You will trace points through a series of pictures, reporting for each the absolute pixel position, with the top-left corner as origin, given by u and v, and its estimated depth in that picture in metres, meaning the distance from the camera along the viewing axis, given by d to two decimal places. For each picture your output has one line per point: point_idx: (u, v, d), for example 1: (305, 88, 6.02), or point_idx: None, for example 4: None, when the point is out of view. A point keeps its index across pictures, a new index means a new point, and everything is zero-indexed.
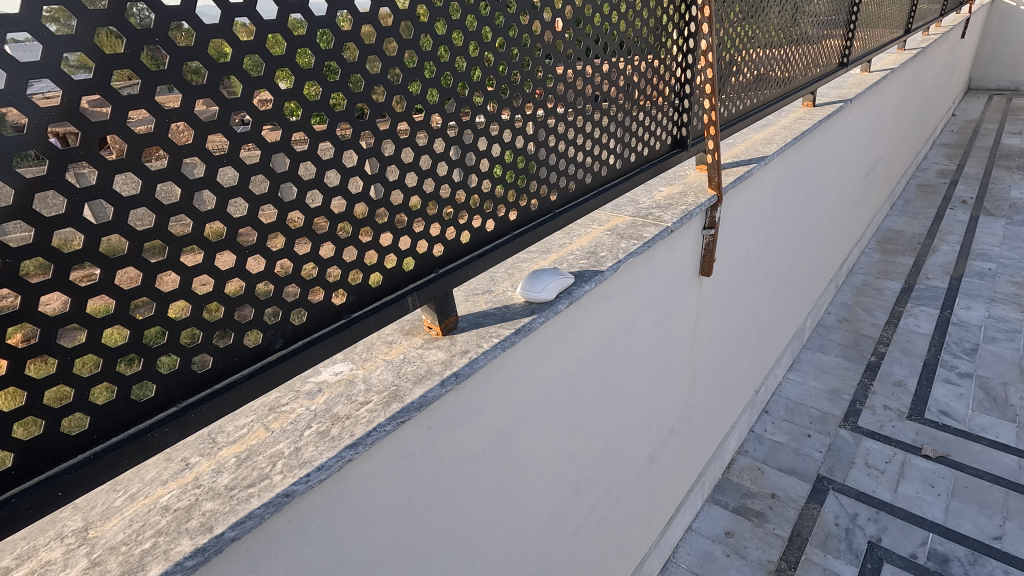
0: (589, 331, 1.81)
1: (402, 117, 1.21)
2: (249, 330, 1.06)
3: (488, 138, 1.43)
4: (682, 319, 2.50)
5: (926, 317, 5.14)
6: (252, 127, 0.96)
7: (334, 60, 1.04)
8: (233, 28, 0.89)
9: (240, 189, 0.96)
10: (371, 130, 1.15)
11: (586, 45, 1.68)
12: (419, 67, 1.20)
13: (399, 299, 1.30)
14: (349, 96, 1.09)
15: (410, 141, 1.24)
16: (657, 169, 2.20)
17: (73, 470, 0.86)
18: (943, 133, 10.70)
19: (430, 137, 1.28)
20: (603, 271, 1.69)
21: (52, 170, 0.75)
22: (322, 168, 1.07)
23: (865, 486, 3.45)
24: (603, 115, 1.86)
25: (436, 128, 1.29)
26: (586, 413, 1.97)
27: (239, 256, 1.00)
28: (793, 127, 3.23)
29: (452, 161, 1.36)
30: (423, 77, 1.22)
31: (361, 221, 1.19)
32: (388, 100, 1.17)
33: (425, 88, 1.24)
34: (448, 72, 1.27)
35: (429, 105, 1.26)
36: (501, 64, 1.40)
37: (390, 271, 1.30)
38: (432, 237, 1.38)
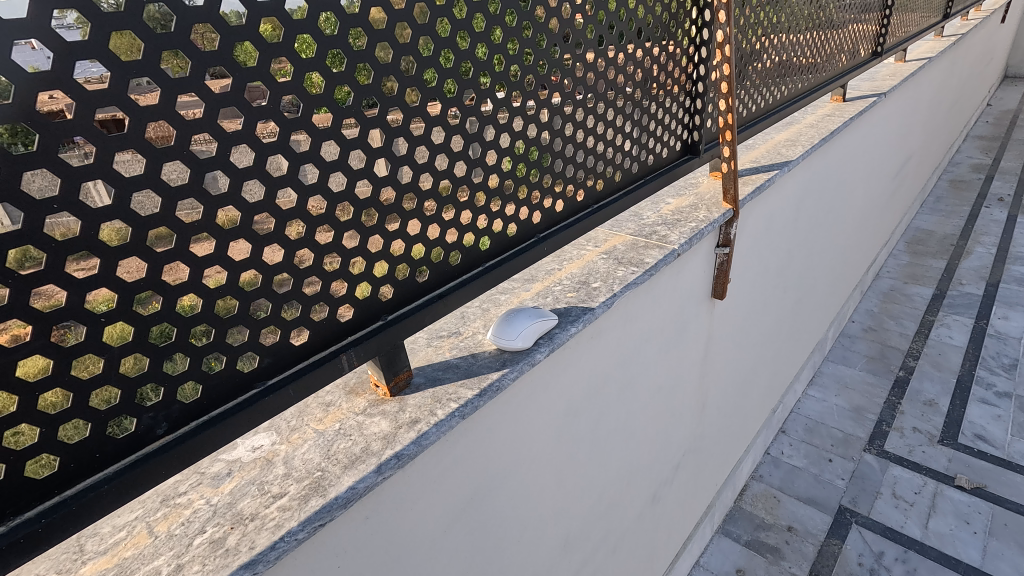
0: (579, 374, 1.55)
1: (350, 113, 0.93)
2: (117, 418, 0.77)
3: (464, 138, 1.16)
4: (692, 347, 2.21)
5: (959, 327, 4.77)
6: (103, 151, 0.66)
7: (249, 41, 0.76)
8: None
9: (88, 241, 0.67)
10: (306, 130, 0.87)
11: (597, 34, 1.44)
12: (370, 51, 0.92)
13: (331, 358, 1.02)
14: (273, 87, 0.81)
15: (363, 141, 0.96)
16: (662, 182, 1.96)
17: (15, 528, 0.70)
18: (977, 125, 10.13)
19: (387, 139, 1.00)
20: (593, 310, 1.42)
21: (44, 148, 0.62)
22: (213, 207, 0.78)
23: (892, 520, 3.16)
24: (601, 121, 1.59)
25: (393, 128, 1.01)
26: (576, 463, 1.69)
27: (91, 328, 0.70)
28: (820, 126, 2.90)
29: (417, 167, 1.08)
30: (376, 62, 0.94)
31: (276, 268, 0.89)
32: (330, 92, 0.88)
33: (380, 78, 0.95)
34: (409, 57, 0.99)
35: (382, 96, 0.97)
36: (479, 45, 1.12)
37: (320, 324, 1.01)
38: (377, 278, 1.09)
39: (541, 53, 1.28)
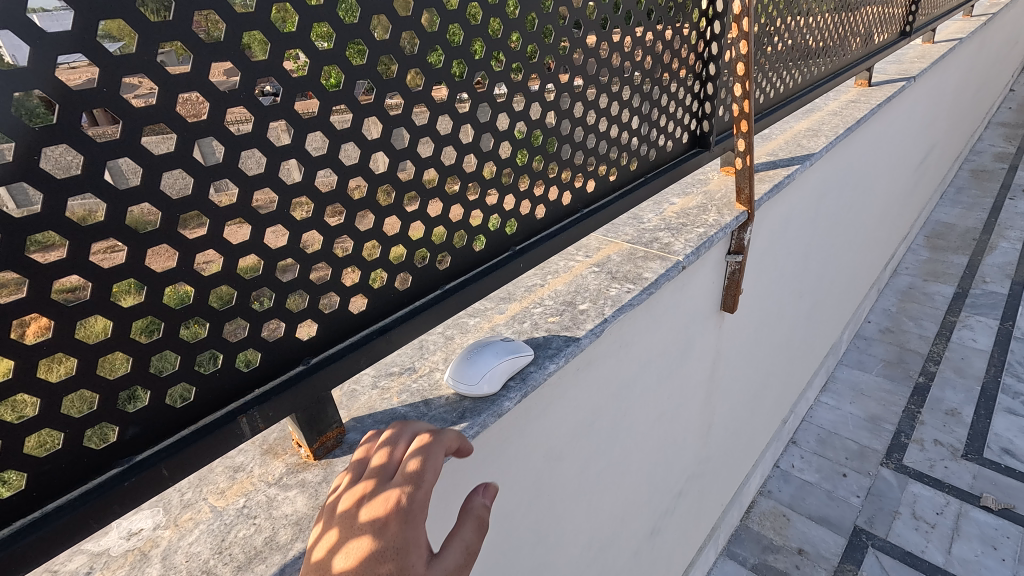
0: (563, 414, 1.30)
1: (235, 100, 0.70)
2: None
3: (409, 132, 0.93)
4: (697, 367, 1.95)
5: (983, 330, 4.48)
6: None
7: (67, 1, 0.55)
8: None
9: None
10: (169, 123, 0.65)
11: (608, 19, 1.27)
12: (264, 14, 0.69)
13: (225, 424, 0.81)
14: (110, 64, 0.59)
15: (260, 138, 0.73)
16: (666, 180, 1.71)
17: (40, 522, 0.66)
18: (1000, 111, 9.70)
19: (300, 133, 0.77)
20: (578, 341, 1.17)
21: (64, 121, 0.57)
22: (18, 233, 0.57)
23: (912, 544, 2.92)
24: (596, 111, 1.36)
25: (306, 120, 0.78)
26: (559, 511, 1.45)
27: None
28: (844, 113, 2.60)
29: (346, 170, 0.85)
30: (273, 29, 0.71)
31: (133, 312, 0.68)
32: (204, 69, 0.66)
33: (283, 52, 0.72)
34: (325, 23, 0.76)
35: (285, 76, 0.74)
36: (428, 11, 0.89)
37: (209, 378, 0.78)
38: (294, 315, 0.86)
39: (516, 23, 1.04)
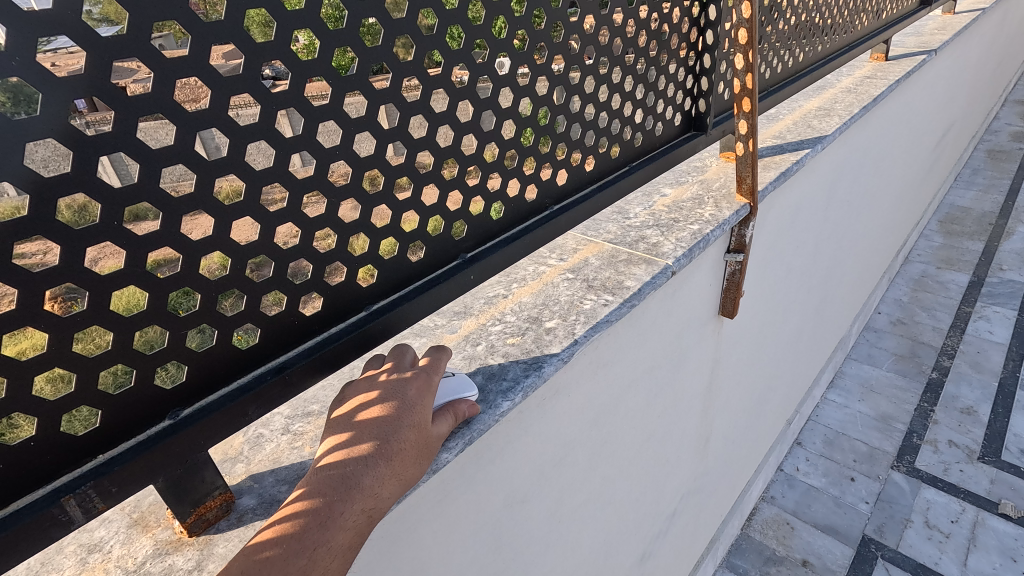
0: (527, 452, 1.11)
1: (8, 69, 0.49)
2: None
3: (301, 113, 0.71)
4: (692, 379, 1.74)
5: (1001, 321, 4.25)
6: None
7: None
8: None
9: None
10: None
11: None
12: None
13: (42, 510, 0.59)
14: None
15: (61, 127, 0.53)
16: (654, 169, 1.48)
17: None
18: (1017, 89, 9.28)
19: (128, 119, 0.56)
20: (540, 371, 0.96)
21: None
22: None
23: (924, 555, 2.73)
24: (564, 86, 1.12)
25: (134, 99, 0.56)
26: (527, 558, 1.25)
27: None
28: (859, 90, 2.34)
29: (208, 166, 0.64)
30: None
31: None
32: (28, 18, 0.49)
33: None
34: None
35: (90, 37, 0.53)
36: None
37: (16, 450, 0.58)
38: (148, 356, 0.65)
39: None
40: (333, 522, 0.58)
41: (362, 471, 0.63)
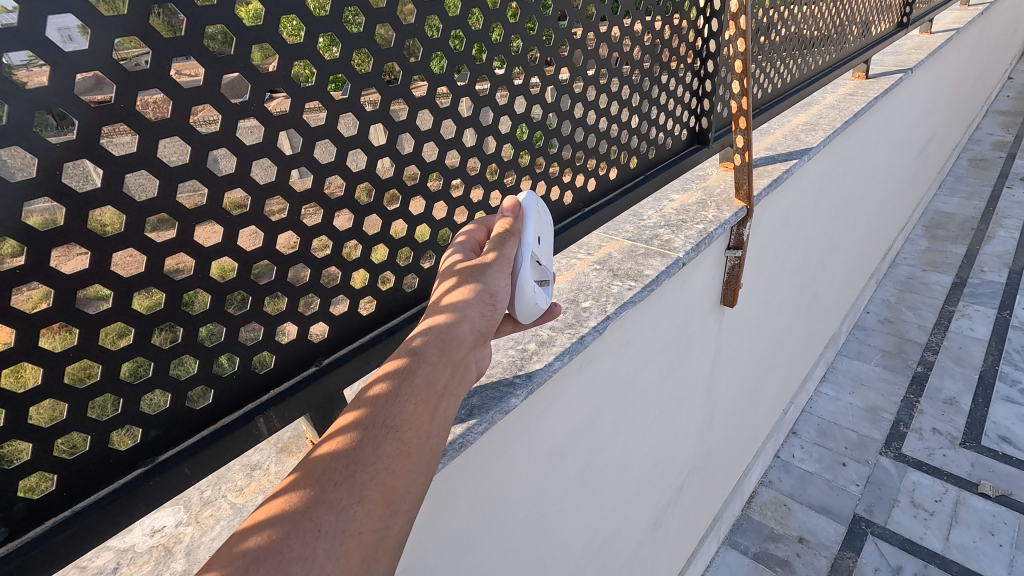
0: (567, 411, 1.34)
1: (246, 111, 0.70)
2: (44, 471, 0.63)
3: (414, 136, 0.94)
4: (698, 361, 1.98)
5: (981, 319, 4.52)
6: None
7: (129, 30, 0.58)
8: None
9: None
10: (178, 137, 0.64)
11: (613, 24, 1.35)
12: (273, 23, 0.69)
13: (242, 424, 0.81)
14: (159, 45, 0.60)
15: (273, 147, 0.73)
16: (664, 177, 1.77)
17: (136, 485, 0.71)
18: (997, 100, 9.67)
19: (310, 140, 0.78)
20: (582, 339, 1.20)
21: (14, 122, 0.51)
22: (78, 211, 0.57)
23: (911, 531, 2.96)
24: (592, 108, 1.39)
25: (316, 127, 0.78)
26: (563, 505, 1.48)
27: None
28: (842, 106, 2.61)
29: (354, 175, 0.86)
30: (283, 42, 0.70)
31: (150, 322, 0.67)
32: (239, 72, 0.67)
33: (291, 62, 0.72)
34: (333, 33, 0.76)
35: (293, 84, 0.74)
36: (431, 18, 0.90)
37: (227, 380, 0.79)
38: (310, 317, 0.87)
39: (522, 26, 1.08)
40: (443, 362, 0.63)
41: (468, 321, 0.68)
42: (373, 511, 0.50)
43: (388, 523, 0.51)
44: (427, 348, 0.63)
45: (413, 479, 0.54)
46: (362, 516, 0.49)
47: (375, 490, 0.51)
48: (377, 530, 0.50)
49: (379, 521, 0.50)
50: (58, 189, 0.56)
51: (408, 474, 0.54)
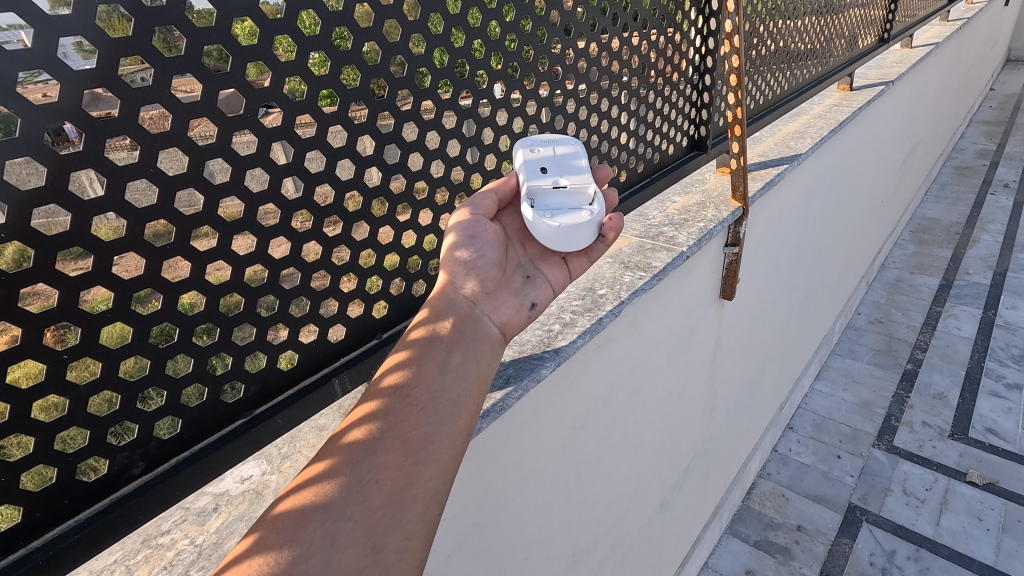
0: (586, 388, 1.48)
1: (335, 119, 0.93)
2: (169, 413, 0.85)
3: (440, 134, 1.14)
4: (700, 351, 2.13)
5: (967, 319, 4.71)
6: (88, 146, 0.67)
7: (262, 58, 0.81)
8: (93, 15, 0.65)
9: (79, 237, 0.68)
10: (265, 166, 0.85)
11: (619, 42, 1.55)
12: (356, 52, 0.93)
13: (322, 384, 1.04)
14: (276, 68, 0.83)
15: (352, 150, 0.97)
16: (669, 180, 1.96)
17: (249, 425, 0.96)
18: (982, 110, 9.99)
19: (379, 145, 1.02)
20: (600, 320, 1.35)
21: (144, 158, 0.72)
22: (213, 198, 0.80)
23: (903, 518, 3.11)
24: (603, 117, 1.59)
25: (385, 132, 1.02)
26: (582, 477, 1.62)
27: (87, 328, 0.72)
28: (828, 116, 2.79)
29: (411, 174, 1.11)
30: (342, 86, 0.93)
31: (260, 289, 0.90)
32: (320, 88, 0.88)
33: (368, 79, 0.96)
34: (398, 56, 1.00)
35: (369, 98, 0.98)
36: (460, 61, 1.13)
37: (309, 346, 1.02)
38: (371, 296, 1.11)
39: (540, 47, 1.31)
40: (429, 360, 0.79)
41: (452, 306, 0.90)
42: (394, 458, 0.67)
43: (409, 466, 0.67)
44: (425, 335, 0.83)
45: (424, 431, 0.71)
46: (384, 464, 0.66)
47: (392, 443, 0.68)
48: (402, 470, 0.66)
49: (401, 464, 0.67)
50: (177, 208, 0.77)
51: (419, 428, 0.70)
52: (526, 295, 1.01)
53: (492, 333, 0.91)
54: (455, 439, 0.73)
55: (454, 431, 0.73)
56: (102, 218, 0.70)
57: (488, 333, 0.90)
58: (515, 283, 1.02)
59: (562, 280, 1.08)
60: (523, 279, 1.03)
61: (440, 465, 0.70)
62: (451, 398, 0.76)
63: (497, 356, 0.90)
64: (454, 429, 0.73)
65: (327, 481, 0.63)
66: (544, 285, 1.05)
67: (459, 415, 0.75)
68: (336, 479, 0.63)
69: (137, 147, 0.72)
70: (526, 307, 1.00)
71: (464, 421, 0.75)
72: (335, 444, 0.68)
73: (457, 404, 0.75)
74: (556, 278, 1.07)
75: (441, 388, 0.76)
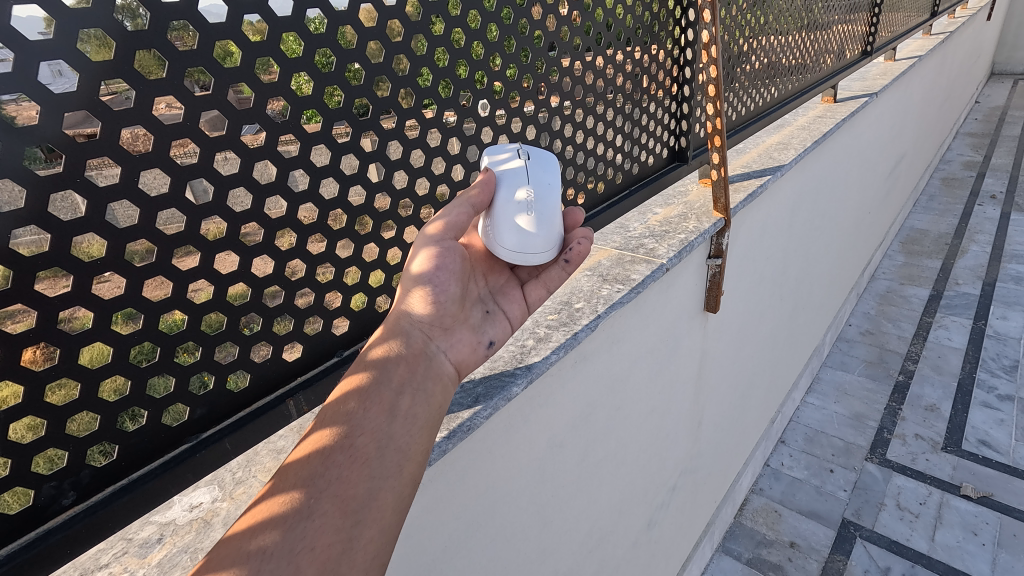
0: (562, 404, 1.44)
1: (286, 127, 0.89)
2: (105, 441, 0.80)
3: (404, 144, 1.10)
4: (684, 366, 2.09)
5: (958, 329, 4.70)
6: (3, 156, 0.62)
7: (202, 65, 0.77)
8: (13, 19, 0.61)
9: None
10: (209, 177, 0.81)
11: (594, 53, 1.52)
12: (308, 58, 0.89)
13: (275, 406, 1.00)
14: (219, 74, 0.79)
15: (304, 160, 0.93)
16: (649, 192, 1.94)
17: (193, 451, 0.91)
18: (967, 122, 10.14)
19: (336, 154, 0.98)
20: (575, 335, 1.30)
21: (69, 169, 0.67)
22: (150, 210, 0.76)
23: (897, 533, 3.05)
24: (579, 128, 1.55)
25: (342, 141, 0.98)
26: (562, 497, 1.57)
27: (5, 350, 0.67)
28: (812, 127, 2.78)
29: (373, 185, 1.06)
30: (294, 95, 0.88)
31: (205, 307, 0.85)
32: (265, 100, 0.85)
33: (323, 87, 0.92)
34: (356, 63, 0.96)
35: (323, 107, 0.93)
36: (423, 70, 1.09)
37: (261, 365, 0.97)
38: (329, 312, 1.06)
39: (511, 56, 1.28)
40: (374, 404, 0.75)
41: (407, 340, 0.86)
42: (331, 521, 0.63)
43: (349, 528, 0.64)
44: (374, 372, 0.79)
45: (367, 487, 0.68)
46: (321, 527, 0.62)
47: (331, 503, 0.65)
48: (339, 534, 0.63)
49: (340, 526, 0.63)
50: (109, 220, 0.72)
51: (361, 484, 0.68)
52: (483, 333, 1.00)
53: (446, 371, 0.88)
54: (399, 492, 0.71)
55: (399, 483, 0.71)
56: (20, 232, 0.66)
57: (441, 371, 0.87)
58: (474, 319, 1.00)
59: (520, 314, 1.08)
60: (482, 314, 1.02)
61: (382, 523, 0.67)
62: (398, 447, 0.73)
63: (450, 395, 0.86)
64: (400, 481, 0.71)
65: (256, 555, 0.59)
66: (502, 321, 1.04)
67: (406, 466, 0.72)
68: (265, 551, 0.59)
69: (63, 158, 0.67)
70: (482, 344, 0.98)
71: (411, 471, 0.73)
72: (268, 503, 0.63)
73: (403, 452, 0.73)
74: (514, 314, 1.07)
75: (387, 436, 0.73)
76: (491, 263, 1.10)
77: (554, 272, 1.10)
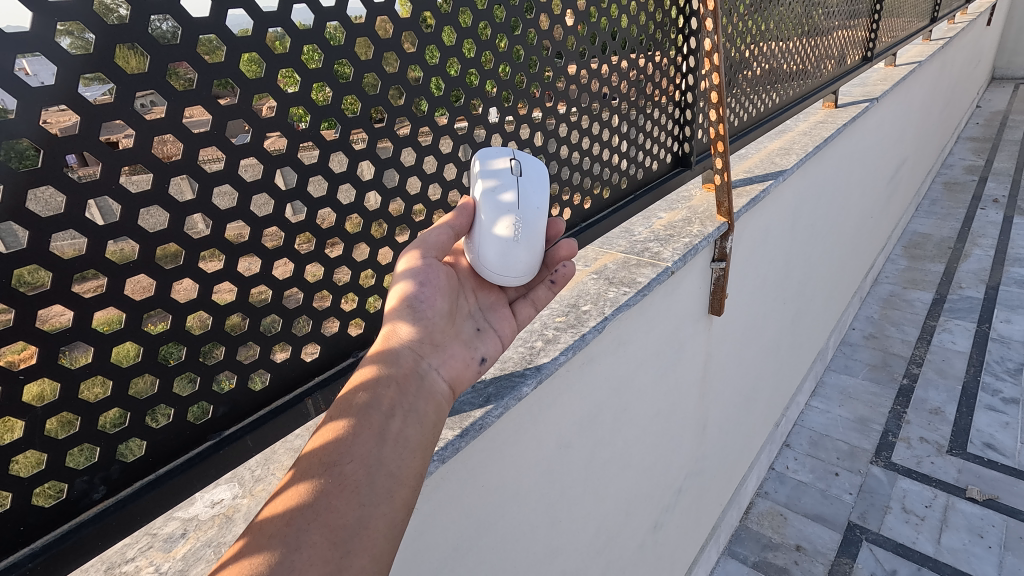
0: (570, 404, 1.46)
1: (306, 136, 0.92)
2: (131, 436, 0.83)
3: (417, 151, 1.14)
4: (689, 367, 2.10)
5: (962, 333, 4.70)
6: (47, 162, 0.66)
7: (229, 77, 0.81)
8: (58, 38, 0.65)
9: (34, 253, 0.67)
10: (233, 183, 0.85)
11: (598, 61, 1.55)
12: (327, 69, 0.92)
13: (293, 405, 1.03)
14: (244, 85, 0.83)
15: (324, 167, 0.96)
16: (653, 196, 1.97)
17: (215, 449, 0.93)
18: (969, 126, 10.19)
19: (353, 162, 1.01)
20: (583, 337, 1.33)
21: (105, 176, 0.71)
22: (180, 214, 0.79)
23: (903, 536, 3.05)
24: (585, 135, 1.59)
25: (359, 149, 1.01)
26: (570, 497, 1.59)
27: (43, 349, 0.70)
28: (814, 132, 2.81)
29: (387, 191, 1.10)
30: (312, 104, 0.92)
31: (228, 307, 0.88)
32: (286, 110, 0.89)
33: (341, 96, 0.96)
34: (371, 73, 1.00)
35: (341, 115, 0.97)
36: (435, 79, 1.13)
37: (280, 365, 1.00)
38: (346, 314, 1.09)
39: (519, 65, 1.31)
40: (364, 430, 0.74)
41: (397, 360, 0.86)
42: (319, 552, 0.62)
43: (338, 560, 0.63)
44: (364, 394, 0.78)
45: (358, 514, 0.67)
46: (309, 560, 0.61)
47: (320, 533, 0.63)
48: (328, 564, 0.62)
49: (328, 558, 0.62)
50: (140, 225, 0.76)
51: (352, 512, 0.66)
52: (476, 349, 0.99)
53: (439, 389, 0.88)
54: (392, 519, 0.70)
55: (392, 510, 0.70)
56: (59, 236, 0.69)
57: (434, 391, 0.87)
58: (466, 335, 1.00)
59: (511, 333, 1.08)
60: (473, 331, 1.02)
61: (374, 551, 0.66)
62: (389, 472, 0.73)
63: (443, 415, 0.86)
64: (392, 508, 0.70)
65: None
66: (494, 338, 1.03)
67: (397, 491, 0.72)
68: None
69: (101, 165, 0.71)
70: (475, 360, 0.98)
71: (404, 496, 0.72)
72: (250, 538, 0.62)
73: (394, 477, 0.72)
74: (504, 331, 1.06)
75: (378, 460, 0.72)
76: (479, 280, 1.11)
77: (541, 292, 1.13)
